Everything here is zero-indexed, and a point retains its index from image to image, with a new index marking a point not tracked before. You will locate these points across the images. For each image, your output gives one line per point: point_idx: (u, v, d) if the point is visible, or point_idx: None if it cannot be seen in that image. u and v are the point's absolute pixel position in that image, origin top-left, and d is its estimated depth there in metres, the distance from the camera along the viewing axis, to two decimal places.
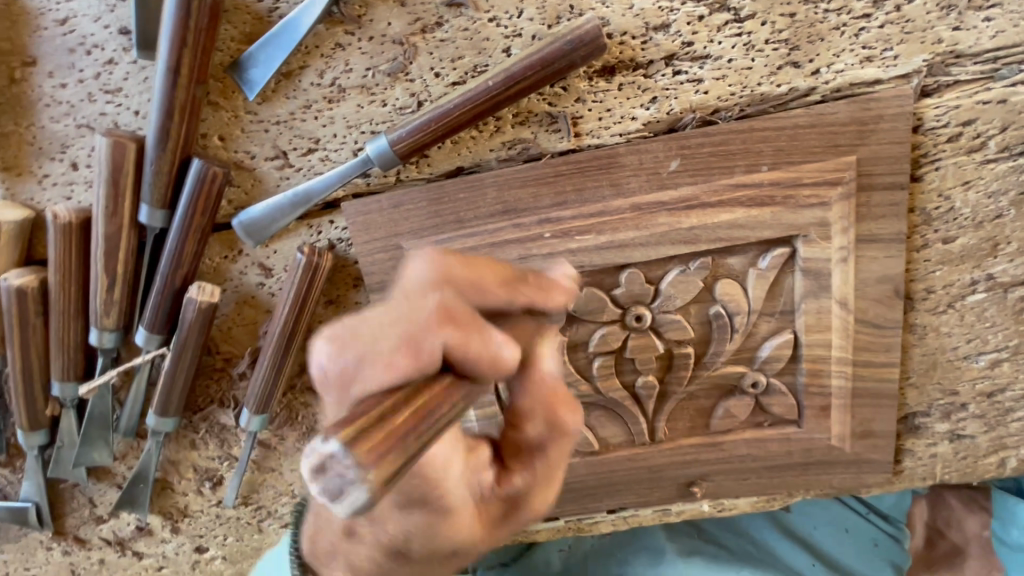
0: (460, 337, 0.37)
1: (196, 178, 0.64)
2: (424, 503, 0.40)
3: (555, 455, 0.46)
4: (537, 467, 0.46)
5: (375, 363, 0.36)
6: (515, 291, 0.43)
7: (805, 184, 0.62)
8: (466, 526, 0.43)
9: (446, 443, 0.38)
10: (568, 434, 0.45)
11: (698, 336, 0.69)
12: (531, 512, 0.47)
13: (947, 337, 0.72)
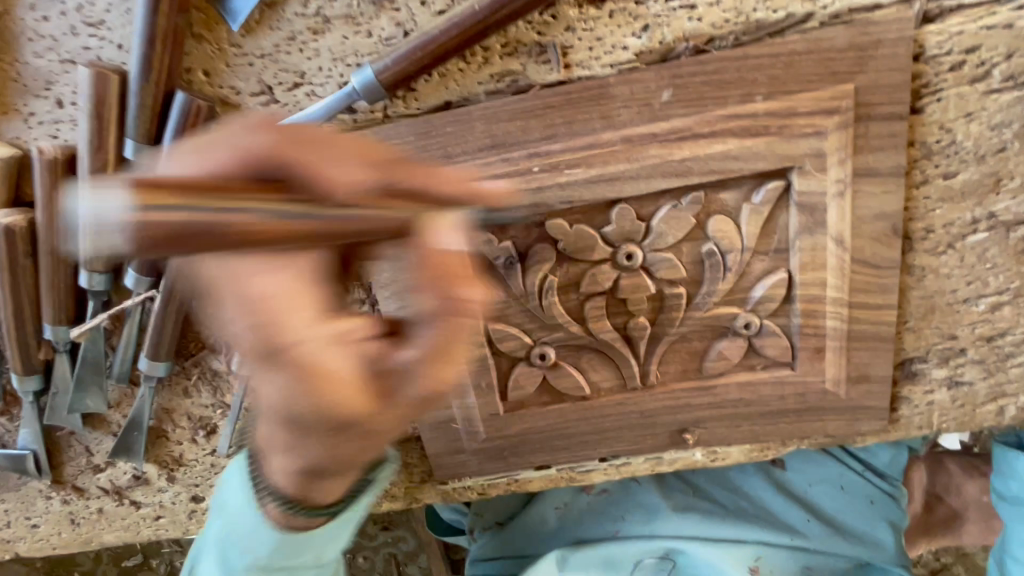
0: (291, 150, 0.36)
1: (180, 111, 0.63)
2: (285, 363, 0.39)
3: (447, 323, 0.42)
4: (425, 336, 0.42)
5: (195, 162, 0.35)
6: (387, 173, 0.40)
7: (801, 113, 0.61)
8: (342, 392, 0.40)
9: (296, 306, 0.38)
10: (467, 306, 0.42)
11: (691, 276, 0.68)
12: (420, 389, 0.42)
13: (946, 279, 0.71)
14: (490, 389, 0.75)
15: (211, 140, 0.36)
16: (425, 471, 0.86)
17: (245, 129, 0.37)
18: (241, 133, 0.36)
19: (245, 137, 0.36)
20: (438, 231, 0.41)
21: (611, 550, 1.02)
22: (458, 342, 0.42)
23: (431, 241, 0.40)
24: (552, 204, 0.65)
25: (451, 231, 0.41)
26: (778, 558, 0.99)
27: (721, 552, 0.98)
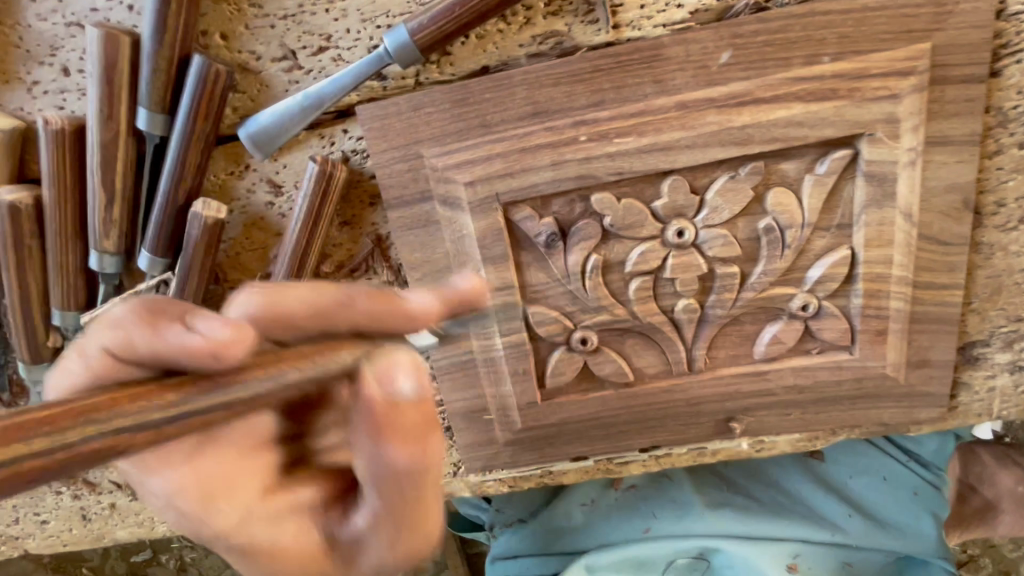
0: (150, 326, 0.34)
1: (197, 76, 0.59)
2: (228, 548, 0.40)
3: (402, 498, 0.37)
4: (381, 509, 0.38)
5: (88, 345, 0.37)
6: (330, 327, 0.40)
7: (874, 74, 0.56)
8: (296, 562, 0.40)
9: (231, 488, 0.38)
10: (419, 469, 0.36)
11: (746, 254, 0.63)
12: (379, 556, 0.39)
13: (1015, 257, 0.66)
14: (527, 377, 0.70)
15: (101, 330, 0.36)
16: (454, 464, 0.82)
17: (106, 319, 0.37)
18: (112, 318, 0.36)
19: (164, 323, 0.34)
20: (392, 375, 0.34)
21: (639, 551, 0.98)
22: (424, 505, 0.37)
23: (370, 400, 0.34)
24: (599, 176, 0.60)
25: (406, 372, 0.35)
26: (819, 556, 0.94)
27: (758, 551, 0.94)
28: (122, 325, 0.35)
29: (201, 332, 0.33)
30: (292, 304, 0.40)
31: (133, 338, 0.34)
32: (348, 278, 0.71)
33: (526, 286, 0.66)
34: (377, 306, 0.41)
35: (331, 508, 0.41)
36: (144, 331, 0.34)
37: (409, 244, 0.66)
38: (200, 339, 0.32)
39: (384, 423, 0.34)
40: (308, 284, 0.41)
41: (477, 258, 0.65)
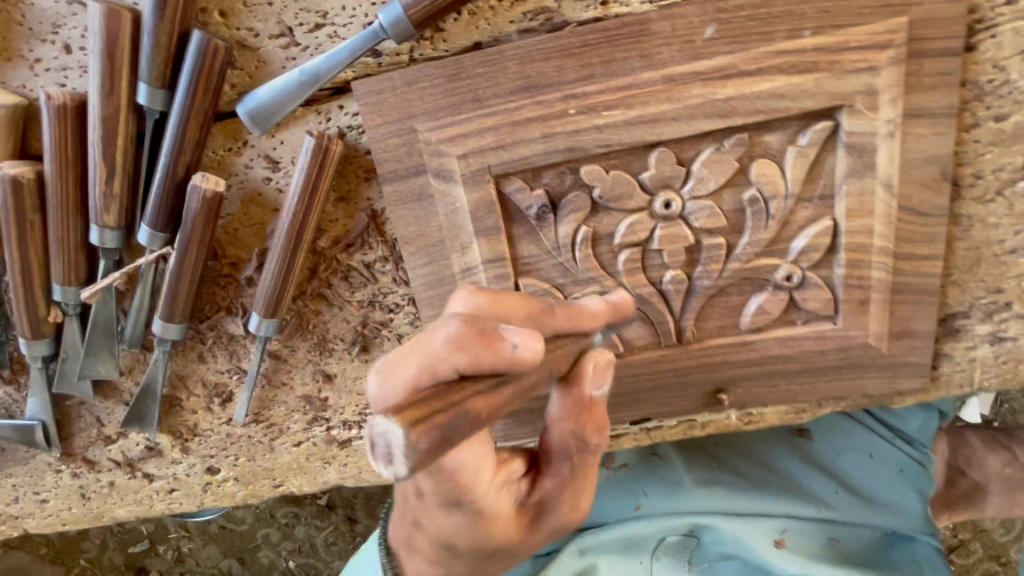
0: (484, 350, 0.39)
1: (197, 51, 0.60)
2: (469, 513, 0.50)
3: (582, 464, 0.54)
4: (565, 473, 0.55)
5: (402, 359, 0.41)
6: (541, 326, 0.47)
7: (853, 47, 0.58)
8: (505, 528, 0.53)
9: (476, 481, 0.48)
10: (593, 449, 0.53)
11: (731, 225, 0.65)
12: (560, 517, 0.56)
13: (993, 229, 0.68)
14: None
15: (405, 351, 0.42)
16: None
17: (432, 331, 0.42)
18: (436, 338, 0.41)
19: (426, 348, 0.40)
20: (591, 380, 0.49)
21: (631, 531, 1.01)
22: (591, 478, 0.56)
23: (581, 389, 0.49)
24: (588, 149, 0.62)
25: (592, 363, 0.49)
26: (805, 531, 0.97)
27: (746, 527, 0.97)
28: (455, 347, 0.40)
29: (509, 340, 0.39)
30: (506, 311, 0.46)
31: (437, 360, 0.40)
32: (345, 253, 0.73)
33: (518, 258, 0.68)
34: (573, 314, 0.50)
35: (522, 479, 0.56)
36: (434, 352, 0.40)
37: (403, 218, 0.68)
38: (511, 350, 0.39)
39: (574, 400, 0.50)
40: (512, 294, 0.48)
41: (470, 231, 0.66)
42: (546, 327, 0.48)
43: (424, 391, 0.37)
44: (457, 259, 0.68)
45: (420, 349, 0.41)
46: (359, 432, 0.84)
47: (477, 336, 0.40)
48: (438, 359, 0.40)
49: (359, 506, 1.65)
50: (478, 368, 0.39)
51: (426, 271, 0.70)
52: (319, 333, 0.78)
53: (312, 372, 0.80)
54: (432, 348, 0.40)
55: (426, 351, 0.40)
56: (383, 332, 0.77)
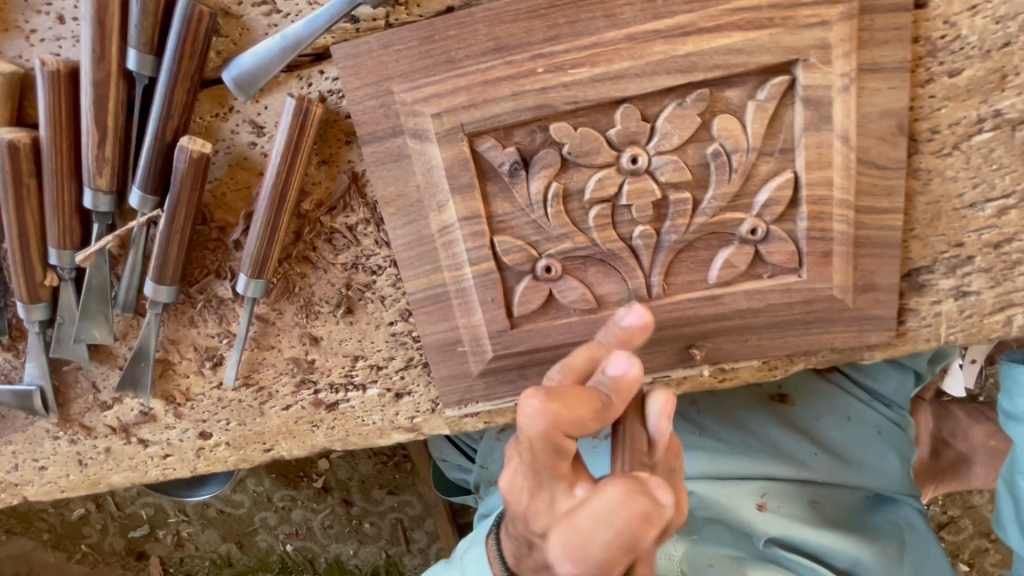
0: (655, 511, 0.46)
1: (182, 17, 0.63)
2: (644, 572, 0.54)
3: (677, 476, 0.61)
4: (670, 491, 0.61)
5: (592, 542, 0.47)
6: (605, 419, 0.52)
7: (806, 3, 0.60)
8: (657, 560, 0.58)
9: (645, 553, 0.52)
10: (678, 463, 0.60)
11: (696, 179, 0.68)
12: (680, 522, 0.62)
13: (952, 183, 0.71)
14: (495, 305, 0.74)
15: (584, 533, 0.47)
16: (432, 401, 0.87)
17: (604, 514, 0.47)
18: (614, 521, 0.46)
19: (609, 534, 0.46)
20: (665, 417, 0.55)
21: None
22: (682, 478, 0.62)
23: (664, 432, 0.55)
24: (556, 106, 0.65)
25: (659, 408, 0.55)
26: (787, 495, 1.00)
27: (729, 492, 0.99)
28: (629, 519, 0.46)
29: (665, 500, 0.46)
30: (578, 414, 0.51)
31: (625, 537, 0.46)
32: (327, 216, 0.76)
33: (492, 216, 0.71)
34: (622, 388, 0.52)
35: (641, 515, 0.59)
36: (614, 534, 0.46)
37: (382, 178, 0.71)
38: (673, 508, 0.46)
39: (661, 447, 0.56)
40: (570, 394, 0.52)
41: (446, 189, 0.69)
42: (609, 413, 0.53)
43: (629, 550, 0.47)
44: (435, 218, 0.71)
45: (605, 530, 0.46)
46: (345, 394, 0.87)
47: (649, 508, 0.46)
48: (626, 535, 0.46)
49: (354, 488, 1.68)
50: (656, 527, 0.46)
51: (406, 231, 0.73)
52: (306, 295, 0.80)
53: (300, 335, 0.83)
54: (617, 533, 0.46)
55: (611, 529, 0.46)
56: (366, 294, 0.80)
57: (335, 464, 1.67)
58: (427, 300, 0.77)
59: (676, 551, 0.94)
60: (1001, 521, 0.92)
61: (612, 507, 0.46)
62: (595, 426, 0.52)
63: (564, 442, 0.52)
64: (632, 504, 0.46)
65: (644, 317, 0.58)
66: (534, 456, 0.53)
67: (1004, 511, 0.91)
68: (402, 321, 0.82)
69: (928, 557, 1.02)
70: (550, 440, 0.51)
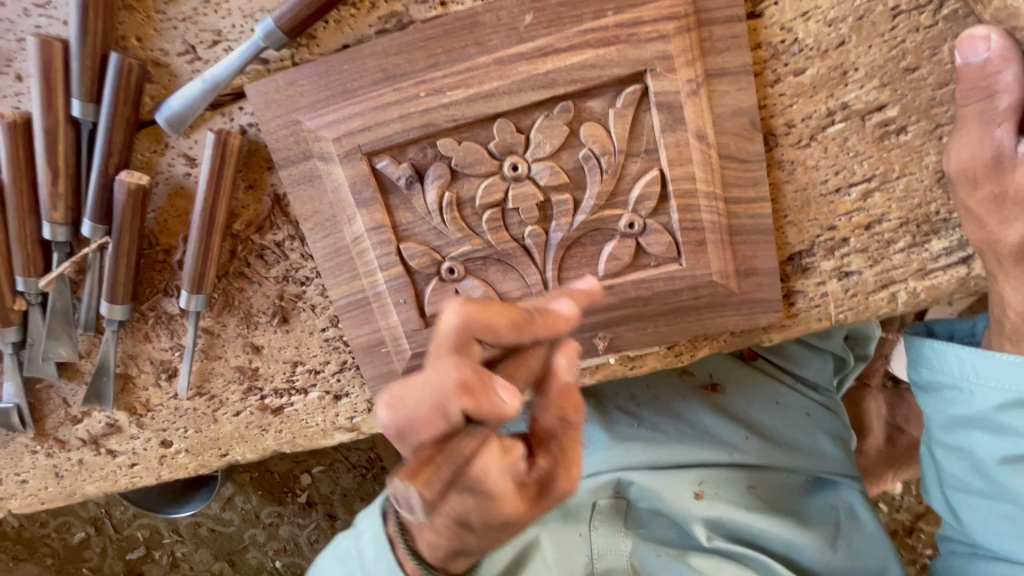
0: (481, 393, 0.48)
1: (114, 69, 0.74)
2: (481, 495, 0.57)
3: (569, 439, 0.64)
4: (555, 451, 0.64)
5: (411, 400, 0.48)
6: (525, 332, 0.55)
7: (646, 21, 0.68)
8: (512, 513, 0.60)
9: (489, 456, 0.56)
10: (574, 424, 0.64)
11: (574, 182, 0.75)
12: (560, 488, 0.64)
13: (815, 171, 0.77)
14: (408, 306, 0.81)
15: (411, 391, 0.48)
16: (367, 401, 0.94)
17: (438, 377, 0.49)
18: (446, 382, 0.48)
19: (433, 405, 0.47)
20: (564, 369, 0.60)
21: (566, 498, 1.01)
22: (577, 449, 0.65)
23: (559, 379, 0.60)
24: (439, 124, 0.73)
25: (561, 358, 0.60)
26: (724, 482, 1.01)
27: (667, 481, 1.00)
28: (458, 386, 0.48)
29: (501, 395, 0.49)
30: (492, 320, 0.54)
31: (443, 397, 0.48)
32: (257, 234, 0.84)
33: (397, 225, 0.79)
34: (551, 315, 0.57)
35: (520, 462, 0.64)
36: (433, 398, 0.48)
37: (300, 198, 0.79)
38: (503, 406, 0.48)
39: (551, 386, 0.61)
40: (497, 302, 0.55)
41: (352, 204, 0.78)
42: (528, 335, 0.56)
43: (432, 413, 0.47)
44: (347, 230, 0.80)
45: (429, 391, 0.48)
46: (289, 399, 0.95)
47: (479, 387, 0.48)
48: (444, 398, 0.48)
49: (337, 502, 1.74)
50: (473, 410, 0.48)
51: (325, 244, 0.81)
52: (245, 307, 0.89)
53: (242, 345, 0.91)
54: (440, 396, 0.48)
55: (434, 394, 0.48)
56: (298, 303, 0.88)
57: (317, 478, 1.74)
58: (350, 306, 0.84)
59: (626, 545, 0.98)
60: (927, 487, 0.95)
61: (449, 370, 0.49)
62: (509, 338, 0.55)
63: (472, 344, 0.54)
64: (469, 378, 0.49)
65: (591, 286, 0.64)
66: (438, 350, 0.54)
67: (928, 479, 0.94)
68: (333, 327, 0.89)
69: (867, 540, 1.02)
70: (457, 338, 0.54)
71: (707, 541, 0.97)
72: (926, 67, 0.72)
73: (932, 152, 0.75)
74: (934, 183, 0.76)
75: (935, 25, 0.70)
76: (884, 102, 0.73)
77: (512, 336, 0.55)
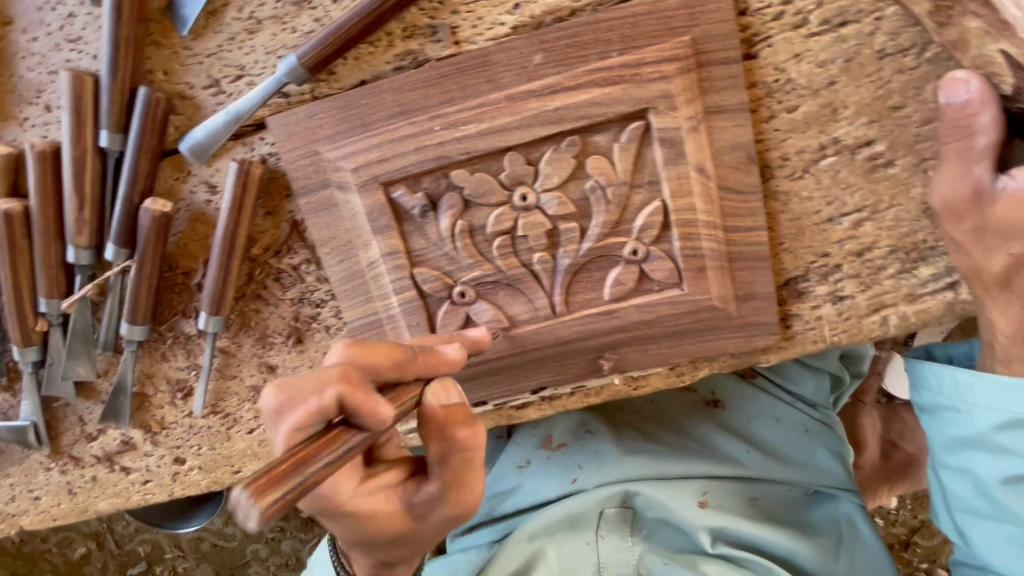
0: (355, 392, 0.51)
1: (142, 103, 0.77)
2: (347, 518, 0.60)
3: (461, 466, 0.60)
4: (441, 475, 0.61)
5: (303, 388, 0.53)
6: (407, 370, 0.59)
7: (649, 62, 0.73)
8: (385, 525, 0.61)
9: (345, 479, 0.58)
10: (467, 447, 0.60)
11: (580, 211, 0.79)
12: (442, 514, 0.62)
13: (809, 202, 0.81)
14: (421, 328, 0.84)
15: (299, 380, 0.54)
16: None
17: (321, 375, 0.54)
18: (323, 381, 0.53)
19: (314, 387, 0.53)
20: (442, 392, 0.59)
21: (574, 509, 1.03)
22: (473, 476, 0.61)
23: (433, 409, 0.59)
24: (453, 156, 0.77)
25: (437, 393, 0.59)
26: (727, 494, 1.04)
27: (672, 492, 1.01)
28: (329, 383, 0.53)
29: (382, 403, 0.51)
30: (374, 359, 0.57)
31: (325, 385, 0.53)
32: (274, 258, 0.88)
33: (411, 251, 0.82)
34: (433, 354, 0.60)
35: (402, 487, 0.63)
36: (329, 388, 0.52)
37: (317, 224, 0.83)
38: (380, 409, 0.51)
39: (426, 419, 0.59)
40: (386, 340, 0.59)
41: (368, 231, 0.81)
42: (413, 370, 0.59)
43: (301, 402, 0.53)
44: (362, 255, 0.83)
45: (311, 380, 0.54)
46: None
47: (353, 388, 0.52)
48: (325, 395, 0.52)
49: None
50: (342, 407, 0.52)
51: (341, 268, 0.84)
52: (261, 328, 0.92)
53: (257, 364, 0.94)
54: (323, 387, 0.53)
55: (315, 385, 0.53)
56: (313, 324, 0.91)
57: None
58: (365, 327, 0.87)
59: (631, 552, 0.99)
60: (936, 510, 0.96)
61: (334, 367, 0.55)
62: (389, 372, 0.58)
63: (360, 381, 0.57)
64: (342, 376, 0.53)
65: (478, 336, 0.67)
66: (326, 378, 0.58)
67: (935, 501, 0.95)
68: None
69: (865, 552, 1.05)
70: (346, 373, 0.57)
71: (711, 547, 0.98)
72: (912, 106, 0.76)
73: (919, 185, 0.79)
74: (921, 214, 0.81)
75: (919, 67, 0.75)
76: (873, 138, 0.78)
77: (393, 370, 0.58)
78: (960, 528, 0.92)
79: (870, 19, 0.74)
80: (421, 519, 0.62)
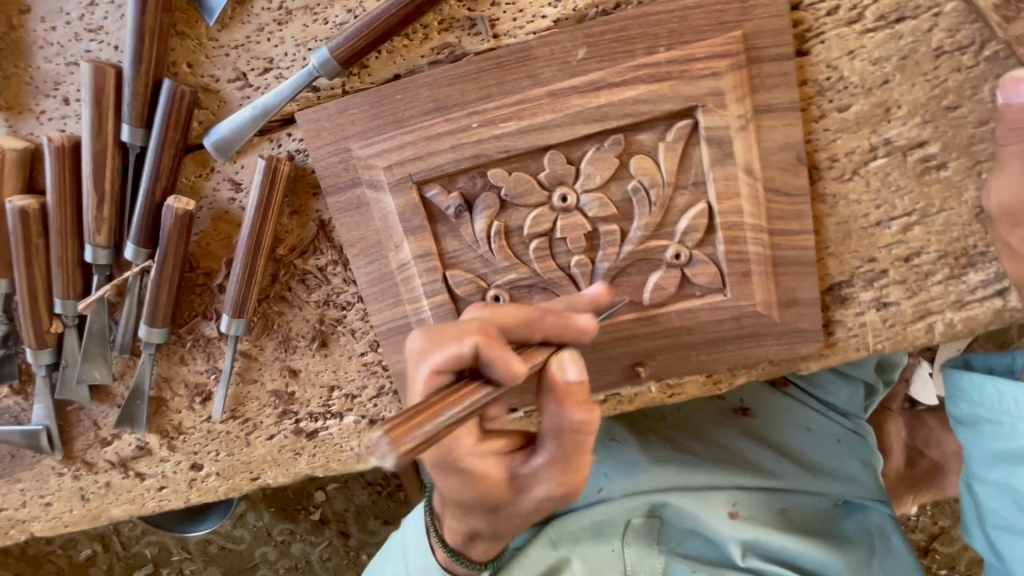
0: (488, 347, 0.50)
1: (167, 96, 0.74)
2: (458, 475, 0.60)
3: (576, 442, 0.58)
4: (555, 448, 0.58)
5: (436, 343, 0.54)
6: (536, 330, 0.57)
7: (698, 58, 0.70)
8: (489, 488, 0.61)
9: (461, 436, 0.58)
10: (582, 424, 0.57)
11: (622, 213, 0.76)
12: (548, 487, 0.60)
13: (856, 205, 0.78)
14: None
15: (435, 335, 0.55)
16: None
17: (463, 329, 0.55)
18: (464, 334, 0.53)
19: (451, 340, 0.53)
20: (568, 365, 0.55)
21: (598, 517, 0.99)
22: (582, 454, 0.58)
23: (555, 375, 0.55)
24: (490, 155, 0.74)
25: (569, 364, 0.55)
26: (756, 503, 1.01)
27: (703, 503, 0.98)
28: (465, 337, 0.52)
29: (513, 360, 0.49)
30: (510, 317, 0.56)
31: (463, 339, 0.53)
32: (300, 259, 0.85)
33: (444, 253, 0.79)
34: (574, 321, 0.57)
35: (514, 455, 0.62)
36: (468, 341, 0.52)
37: (346, 224, 0.80)
38: (512, 366, 0.49)
39: (547, 385, 0.56)
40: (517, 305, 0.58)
41: (400, 231, 0.78)
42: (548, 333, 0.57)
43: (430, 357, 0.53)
44: (392, 256, 0.80)
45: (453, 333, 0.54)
46: (324, 422, 0.94)
47: (488, 342, 0.51)
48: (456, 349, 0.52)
49: (350, 519, 1.72)
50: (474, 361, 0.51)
51: (369, 270, 0.81)
52: (284, 331, 0.88)
53: (280, 368, 0.91)
54: (455, 341, 0.53)
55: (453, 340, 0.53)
56: (338, 328, 0.88)
57: (331, 496, 1.72)
58: (392, 331, 0.84)
59: (658, 562, 0.96)
60: (969, 529, 0.91)
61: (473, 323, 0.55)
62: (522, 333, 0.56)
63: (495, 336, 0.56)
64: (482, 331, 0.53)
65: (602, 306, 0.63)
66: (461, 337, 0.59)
67: (968, 520, 0.90)
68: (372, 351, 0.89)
69: (900, 563, 1.01)
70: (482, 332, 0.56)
71: (742, 560, 0.95)
72: (967, 106, 0.73)
73: (972, 189, 0.77)
74: (972, 219, 0.78)
75: (977, 66, 0.72)
76: (926, 139, 0.75)
77: (525, 332, 0.56)
78: (995, 548, 0.86)
79: (928, 15, 0.71)
80: (524, 491, 0.61)
